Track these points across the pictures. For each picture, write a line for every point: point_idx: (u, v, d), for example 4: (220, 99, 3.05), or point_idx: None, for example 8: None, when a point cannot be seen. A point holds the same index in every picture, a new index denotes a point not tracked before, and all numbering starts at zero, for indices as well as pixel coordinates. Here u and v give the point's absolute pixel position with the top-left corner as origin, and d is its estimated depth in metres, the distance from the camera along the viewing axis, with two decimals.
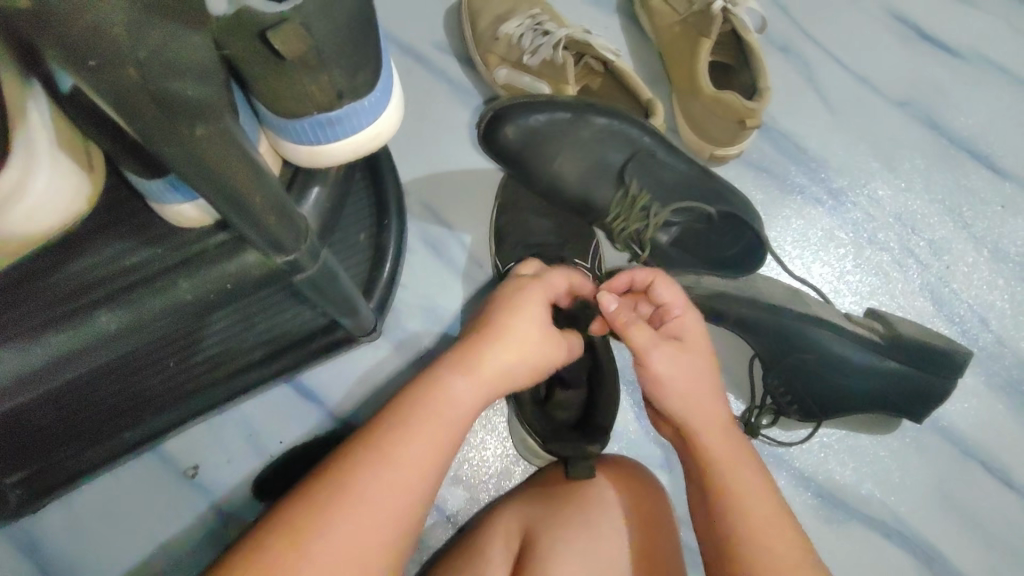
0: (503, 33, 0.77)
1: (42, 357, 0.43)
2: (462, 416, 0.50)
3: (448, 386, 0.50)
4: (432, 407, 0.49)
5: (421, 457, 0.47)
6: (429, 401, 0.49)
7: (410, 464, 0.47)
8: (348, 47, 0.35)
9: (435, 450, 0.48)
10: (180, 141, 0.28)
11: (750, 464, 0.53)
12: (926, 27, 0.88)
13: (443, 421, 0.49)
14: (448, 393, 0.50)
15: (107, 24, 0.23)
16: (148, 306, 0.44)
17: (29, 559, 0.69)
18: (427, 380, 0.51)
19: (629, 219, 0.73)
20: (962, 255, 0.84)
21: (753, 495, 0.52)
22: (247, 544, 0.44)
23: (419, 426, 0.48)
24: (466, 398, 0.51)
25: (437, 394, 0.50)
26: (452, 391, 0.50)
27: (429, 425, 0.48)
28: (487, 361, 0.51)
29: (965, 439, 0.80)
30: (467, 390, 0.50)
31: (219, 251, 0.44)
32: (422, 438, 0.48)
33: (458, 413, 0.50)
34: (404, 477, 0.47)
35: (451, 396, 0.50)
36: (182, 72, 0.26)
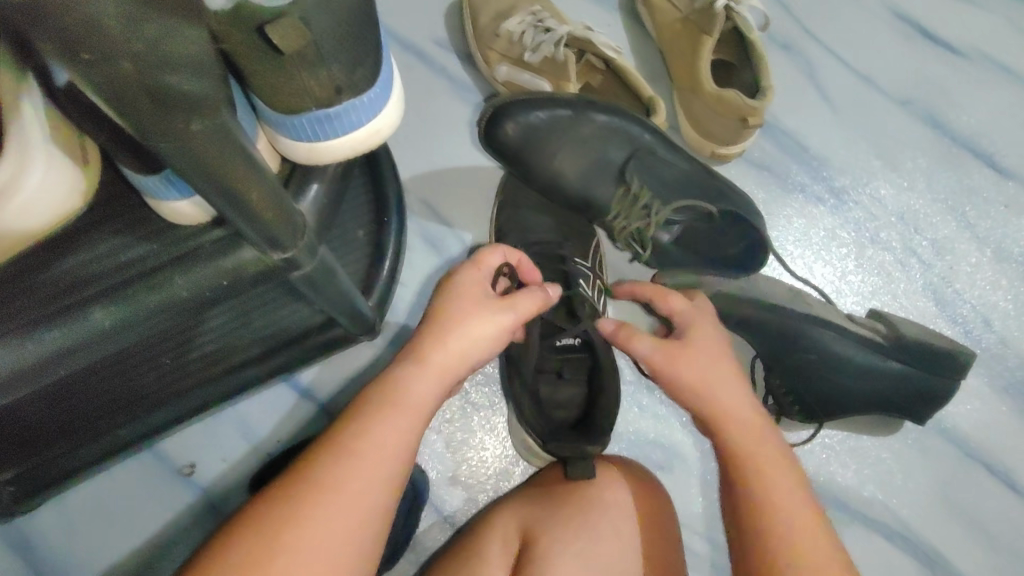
0: (504, 30, 0.76)
1: (32, 356, 0.40)
2: (424, 409, 0.50)
3: (407, 380, 0.50)
4: (390, 400, 0.49)
5: (383, 452, 0.47)
6: (387, 395, 0.49)
7: (372, 458, 0.46)
8: (348, 42, 0.35)
9: (394, 448, 0.47)
10: (175, 136, 0.27)
11: (786, 465, 0.54)
12: (928, 25, 0.87)
13: (403, 415, 0.49)
14: (403, 393, 0.49)
15: (103, 18, 0.22)
16: (144, 302, 0.42)
17: (25, 558, 0.69)
18: (383, 384, 0.50)
19: (630, 216, 0.72)
20: (965, 255, 0.83)
21: (787, 494, 0.52)
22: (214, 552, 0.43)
23: (378, 421, 0.48)
24: (424, 390, 0.50)
25: (395, 388, 0.50)
26: (409, 384, 0.50)
27: (389, 417, 0.48)
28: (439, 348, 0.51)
29: (967, 440, 0.80)
30: (425, 379, 0.50)
31: (215, 247, 0.42)
32: (384, 431, 0.48)
33: (419, 405, 0.50)
34: (363, 472, 0.46)
35: (407, 396, 0.49)
36: (178, 66, 0.25)
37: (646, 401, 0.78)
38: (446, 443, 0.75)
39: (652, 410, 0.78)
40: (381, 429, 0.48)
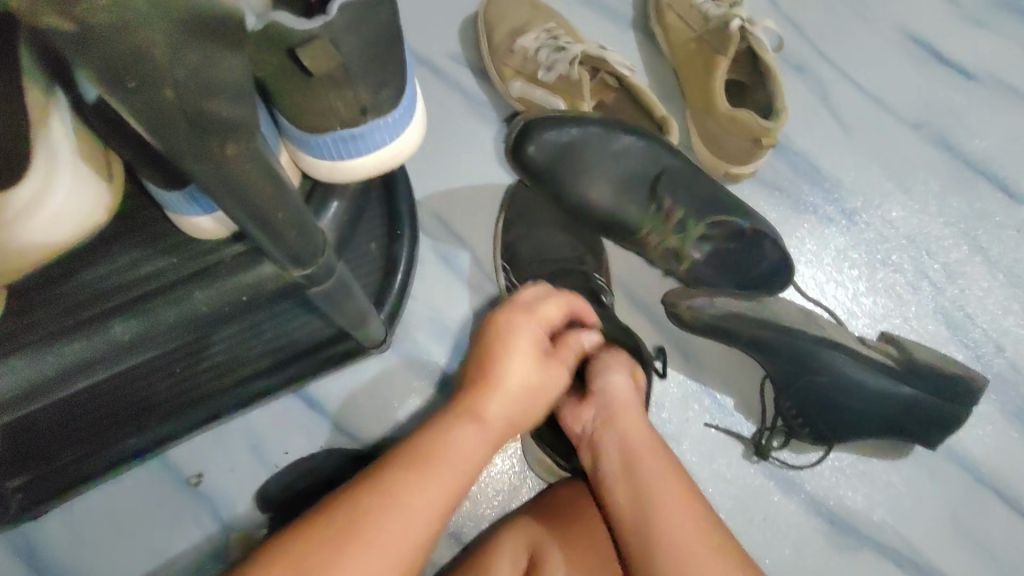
0: (519, 46, 0.77)
1: (57, 361, 0.48)
2: (471, 467, 0.52)
3: (455, 439, 0.52)
4: (439, 457, 0.50)
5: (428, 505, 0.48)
6: (435, 453, 0.51)
7: (418, 514, 0.47)
8: (373, 64, 0.35)
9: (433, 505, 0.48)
10: (210, 159, 0.27)
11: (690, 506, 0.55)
12: (941, 49, 0.88)
13: (454, 472, 0.50)
14: (449, 450, 0.51)
15: (147, 46, 0.22)
16: (161, 315, 0.49)
17: (27, 567, 0.69)
18: (431, 441, 0.52)
19: (665, 234, 0.74)
20: (976, 278, 0.83)
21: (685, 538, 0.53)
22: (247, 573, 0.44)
23: (425, 476, 0.49)
24: (472, 448, 0.52)
25: (444, 447, 0.51)
26: (460, 441, 0.52)
27: (439, 476, 0.49)
28: (492, 411, 0.54)
29: (978, 465, 0.79)
30: (475, 435, 0.53)
31: (235, 262, 0.50)
32: (432, 482, 0.49)
33: (468, 464, 0.51)
34: (405, 526, 0.46)
35: (454, 454, 0.51)
36: (217, 93, 0.25)
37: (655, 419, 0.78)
38: None
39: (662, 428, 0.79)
40: (427, 482, 0.49)
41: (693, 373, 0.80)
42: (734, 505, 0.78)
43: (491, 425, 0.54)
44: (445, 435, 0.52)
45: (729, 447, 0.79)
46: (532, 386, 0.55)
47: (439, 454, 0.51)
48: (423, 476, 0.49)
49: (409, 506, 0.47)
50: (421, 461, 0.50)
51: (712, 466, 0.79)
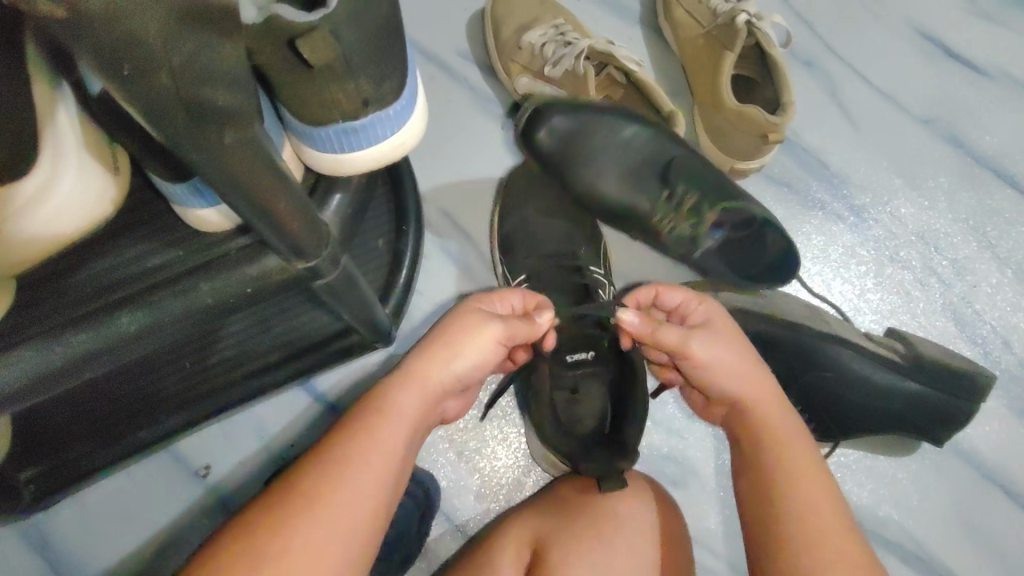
0: (525, 42, 0.76)
1: (60, 357, 0.38)
2: (411, 418, 0.52)
3: (396, 398, 0.52)
4: (378, 415, 0.50)
5: (369, 457, 0.47)
6: (376, 412, 0.51)
7: (367, 471, 0.47)
8: (376, 57, 0.35)
9: (378, 461, 0.48)
10: (208, 148, 0.27)
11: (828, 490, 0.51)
12: (952, 44, 0.86)
13: (397, 426, 0.50)
14: (389, 408, 0.51)
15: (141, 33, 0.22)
16: (169, 307, 0.40)
17: (39, 557, 0.70)
18: (372, 402, 0.52)
19: (672, 218, 0.73)
20: (986, 274, 0.82)
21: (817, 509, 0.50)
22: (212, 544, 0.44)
23: (363, 434, 0.49)
24: (412, 409, 0.52)
25: (387, 405, 0.51)
26: (399, 398, 0.52)
27: (379, 429, 0.49)
28: (429, 369, 0.54)
29: (986, 464, 0.78)
30: (412, 394, 0.52)
31: (240, 254, 0.42)
32: (373, 437, 0.49)
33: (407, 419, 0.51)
34: (356, 486, 0.46)
35: (393, 411, 0.51)
36: (213, 81, 0.25)
37: (659, 414, 0.77)
38: (460, 452, 0.75)
39: (667, 425, 0.77)
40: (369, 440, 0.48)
41: None
42: None
43: (430, 381, 0.53)
44: (387, 396, 0.52)
45: None
46: (460, 344, 0.55)
47: (378, 409, 0.51)
48: (363, 435, 0.49)
49: (354, 460, 0.47)
50: (361, 421, 0.50)
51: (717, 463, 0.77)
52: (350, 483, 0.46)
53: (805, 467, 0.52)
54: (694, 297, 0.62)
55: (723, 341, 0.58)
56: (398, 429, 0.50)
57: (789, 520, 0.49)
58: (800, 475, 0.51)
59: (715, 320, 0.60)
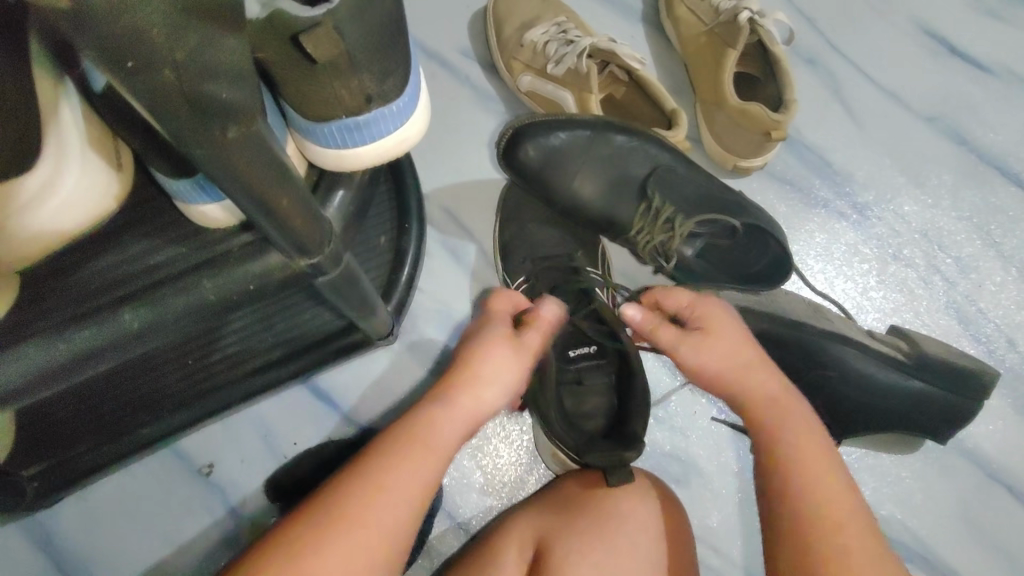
0: (527, 40, 0.76)
1: (64, 353, 0.39)
2: (449, 448, 0.53)
3: (437, 427, 0.53)
4: (419, 442, 0.51)
5: (406, 485, 0.49)
6: (413, 437, 0.51)
7: (402, 500, 0.48)
8: (379, 53, 0.35)
9: (415, 490, 0.49)
10: (211, 143, 0.27)
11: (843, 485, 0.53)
12: (956, 41, 0.86)
13: (436, 456, 0.51)
14: (428, 436, 0.52)
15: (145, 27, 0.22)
16: (170, 304, 0.41)
17: (43, 554, 0.70)
18: (412, 427, 0.52)
19: (653, 232, 0.73)
20: (990, 272, 0.82)
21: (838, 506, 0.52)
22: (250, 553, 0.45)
23: (402, 460, 0.50)
24: (451, 438, 0.53)
25: (426, 432, 0.52)
26: (439, 427, 0.53)
27: (417, 457, 0.50)
28: (468, 399, 0.55)
29: (990, 463, 0.78)
30: (451, 422, 0.53)
31: (242, 252, 0.42)
32: (411, 465, 0.50)
33: (445, 448, 0.52)
34: (393, 511, 0.48)
35: (432, 440, 0.52)
36: (217, 76, 0.25)
37: (662, 412, 0.77)
38: (462, 450, 0.75)
39: (669, 423, 0.77)
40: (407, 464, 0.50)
41: None
42: (745, 502, 0.76)
43: (468, 411, 0.54)
44: (424, 421, 0.53)
45: (740, 441, 0.77)
46: (490, 372, 0.55)
47: (417, 436, 0.52)
48: (401, 461, 0.50)
49: (392, 488, 0.48)
50: (400, 443, 0.51)
51: (719, 461, 0.77)
52: (386, 510, 0.47)
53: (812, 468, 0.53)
54: (692, 299, 0.64)
55: (723, 343, 0.60)
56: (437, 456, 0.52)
57: (808, 520, 0.51)
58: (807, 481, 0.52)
59: (716, 321, 0.62)
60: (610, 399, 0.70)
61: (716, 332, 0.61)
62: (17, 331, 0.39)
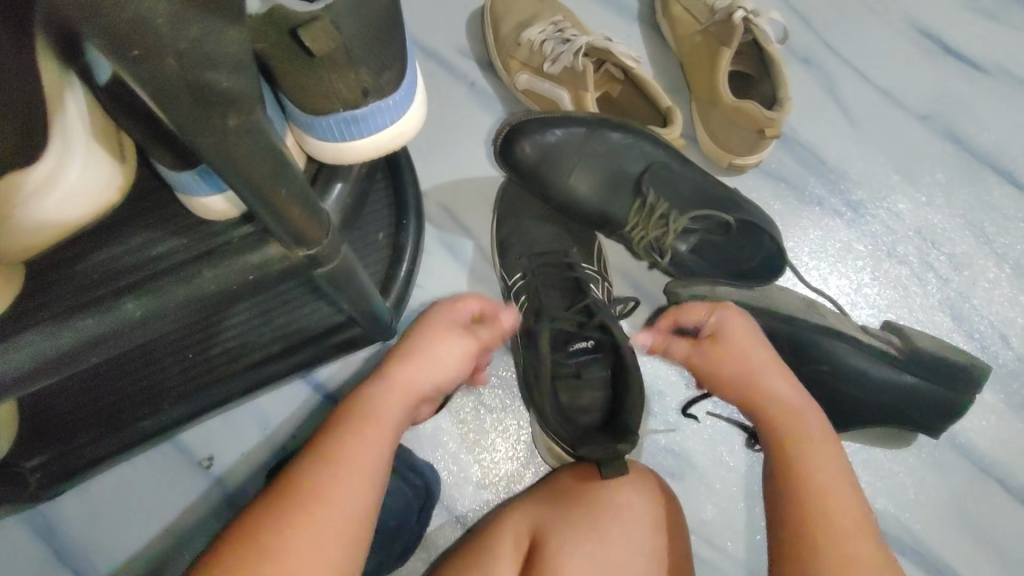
0: (524, 38, 0.77)
1: (67, 342, 0.38)
2: (395, 422, 0.54)
3: (377, 398, 0.55)
4: (362, 414, 0.53)
5: (357, 457, 0.50)
6: (359, 414, 0.53)
7: (355, 471, 0.49)
8: (376, 47, 0.36)
9: (367, 460, 0.50)
10: (213, 131, 0.28)
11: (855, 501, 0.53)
12: (950, 41, 0.87)
13: (380, 425, 0.53)
14: (374, 409, 0.54)
15: (150, 16, 0.23)
16: (173, 292, 0.40)
17: (44, 546, 0.71)
18: (358, 405, 0.54)
19: (647, 227, 0.74)
20: (983, 269, 0.83)
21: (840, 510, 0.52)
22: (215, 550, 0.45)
23: (350, 433, 0.52)
24: (392, 406, 0.55)
25: (370, 405, 0.54)
26: (381, 398, 0.55)
27: (365, 429, 0.52)
28: (404, 372, 0.57)
29: (983, 457, 0.79)
30: (392, 395, 0.55)
31: (243, 242, 0.42)
32: (360, 438, 0.51)
33: (388, 417, 0.54)
34: (348, 482, 0.48)
35: (376, 412, 0.54)
36: (218, 65, 0.26)
37: (658, 407, 0.78)
38: (459, 444, 0.76)
39: (665, 417, 0.78)
40: (354, 437, 0.51)
41: None
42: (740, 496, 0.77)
43: (409, 387, 0.57)
44: (368, 396, 0.55)
45: (735, 436, 0.78)
46: (437, 353, 0.58)
47: (362, 411, 0.54)
48: (351, 436, 0.51)
49: (342, 461, 0.49)
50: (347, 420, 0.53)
51: (714, 455, 0.78)
52: (343, 486, 0.48)
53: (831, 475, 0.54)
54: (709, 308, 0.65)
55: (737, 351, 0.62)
56: (380, 425, 0.53)
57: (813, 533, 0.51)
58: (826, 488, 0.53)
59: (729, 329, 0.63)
60: (606, 396, 0.72)
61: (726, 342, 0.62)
62: (19, 320, 0.38)
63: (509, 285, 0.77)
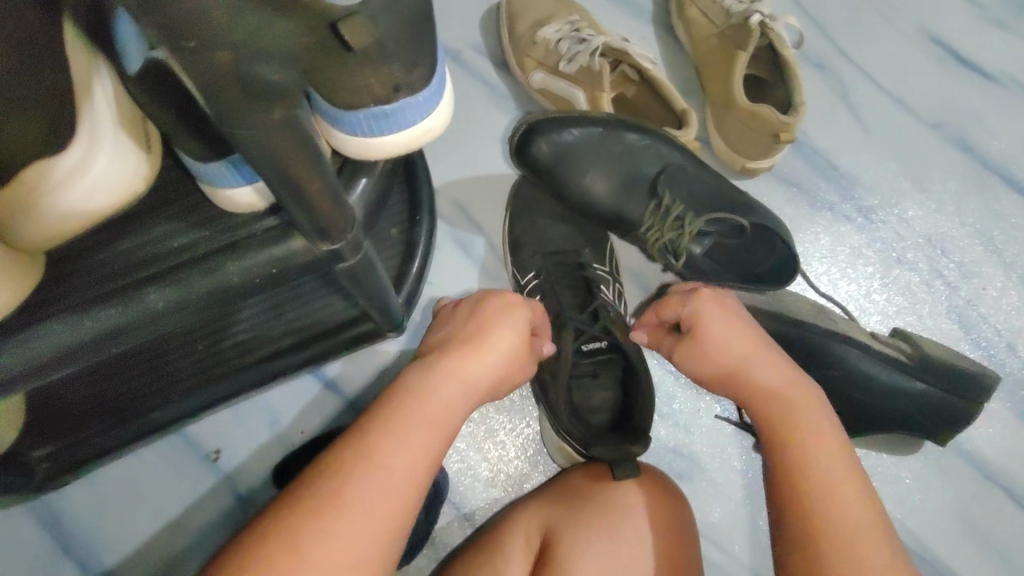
0: (541, 37, 0.77)
1: (90, 333, 0.38)
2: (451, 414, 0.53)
3: (432, 389, 0.53)
4: (416, 402, 0.51)
5: (413, 449, 0.49)
6: (412, 399, 0.51)
7: (407, 459, 0.48)
8: (409, 43, 0.35)
9: (422, 448, 0.49)
10: (256, 125, 0.30)
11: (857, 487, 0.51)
12: (963, 50, 0.87)
13: (434, 414, 0.51)
14: (427, 400, 0.52)
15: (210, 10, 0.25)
16: (196, 284, 0.40)
17: (50, 536, 0.70)
18: (407, 391, 0.52)
19: (663, 229, 0.73)
20: (991, 278, 0.83)
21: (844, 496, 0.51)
22: (256, 532, 0.44)
23: (406, 425, 0.50)
24: (445, 407, 0.52)
25: (425, 394, 0.52)
26: (438, 390, 0.53)
27: (420, 420, 0.50)
28: (469, 368, 0.55)
29: (987, 464, 0.79)
30: (451, 387, 0.53)
31: (268, 235, 0.42)
32: (416, 429, 0.50)
33: (447, 411, 0.52)
34: (385, 493, 0.46)
35: (432, 402, 0.52)
36: (267, 58, 0.27)
37: (667, 409, 0.78)
38: (468, 442, 0.76)
39: (674, 419, 0.78)
40: (407, 435, 0.49)
41: None
42: (747, 499, 0.77)
43: (469, 380, 0.55)
44: (422, 385, 0.53)
45: (743, 439, 0.78)
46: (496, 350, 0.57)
47: (415, 400, 0.51)
48: (405, 426, 0.49)
49: (401, 453, 0.48)
50: (401, 411, 0.50)
51: (722, 458, 0.78)
52: (392, 473, 0.47)
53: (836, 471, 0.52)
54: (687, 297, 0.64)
55: (715, 340, 0.60)
56: (434, 422, 0.51)
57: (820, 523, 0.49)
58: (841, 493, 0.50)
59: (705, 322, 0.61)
60: (615, 392, 0.72)
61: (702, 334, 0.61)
62: (36, 312, 0.37)
63: (521, 284, 0.78)
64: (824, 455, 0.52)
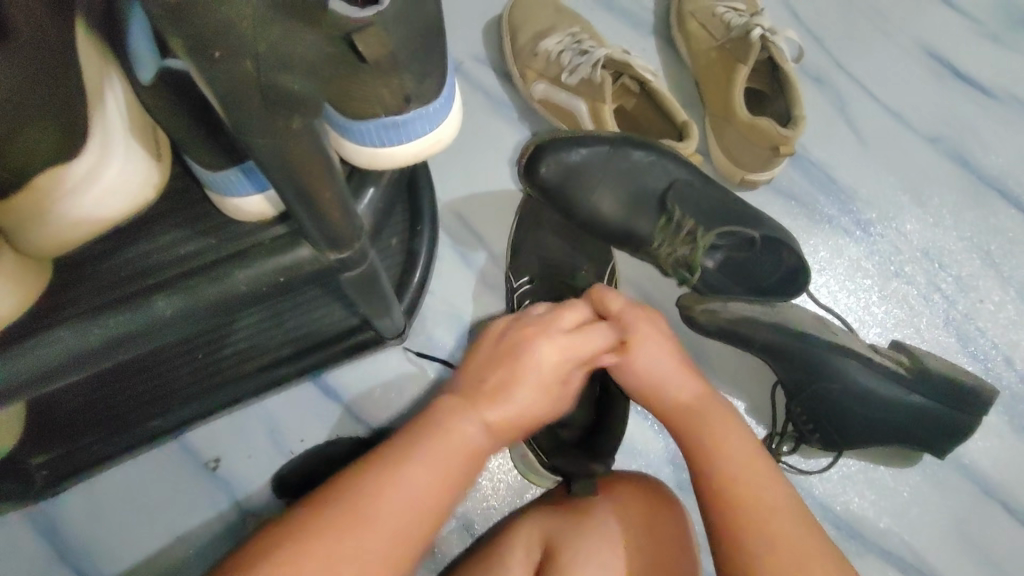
0: (542, 49, 0.78)
1: (94, 341, 0.37)
2: (470, 454, 0.51)
3: (449, 429, 0.51)
4: (433, 442, 0.49)
5: (424, 486, 0.47)
6: (425, 438, 0.50)
7: (415, 495, 0.47)
8: (421, 54, 0.34)
9: (434, 486, 0.48)
10: (276, 133, 0.31)
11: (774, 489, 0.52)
12: (959, 66, 0.89)
13: (451, 458, 0.49)
14: (443, 440, 0.50)
15: (234, 14, 0.25)
16: (204, 293, 0.40)
17: (44, 545, 0.70)
18: (428, 427, 0.51)
19: (674, 243, 0.74)
20: (988, 291, 0.84)
21: (767, 497, 0.51)
22: (251, 550, 0.43)
23: (419, 459, 0.48)
24: (471, 439, 0.51)
25: (444, 434, 0.50)
26: (457, 430, 0.51)
27: (435, 457, 0.49)
28: (499, 395, 0.53)
29: (985, 477, 0.80)
30: (474, 425, 0.51)
31: (276, 243, 0.41)
32: (425, 465, 0.48)
33: (465, 449, 0.50)
34: (403, 517, 0.46)
35: (449, 442, 0.50)
36: (290, 68, 0.28)
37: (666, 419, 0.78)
38: None
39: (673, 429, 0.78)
40: (419, 469, 0.48)
41: (705, 374, 0.82)
42: None
43: (501, 402, 0.53)
44: (437, 423, 0.51)
45: None
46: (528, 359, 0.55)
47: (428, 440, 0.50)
48: (416, 460, 0.48)
49: (410, 489, 0.47)
50: (413, 446, 0.49)
51: None
52: (399, 505, 0.46)
53: (733, 447, 0.54)
54: (625, 306, 0.61)
55: (644, 351, 0.59)
56: (452, 463, 0.49)
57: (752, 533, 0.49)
58: (749, 472, 0.52)
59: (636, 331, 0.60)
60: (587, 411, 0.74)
61: (633, 336, 0.60)
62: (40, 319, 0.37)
63: (512, 289, 0.77)
64: (742, 462, 0.53)
